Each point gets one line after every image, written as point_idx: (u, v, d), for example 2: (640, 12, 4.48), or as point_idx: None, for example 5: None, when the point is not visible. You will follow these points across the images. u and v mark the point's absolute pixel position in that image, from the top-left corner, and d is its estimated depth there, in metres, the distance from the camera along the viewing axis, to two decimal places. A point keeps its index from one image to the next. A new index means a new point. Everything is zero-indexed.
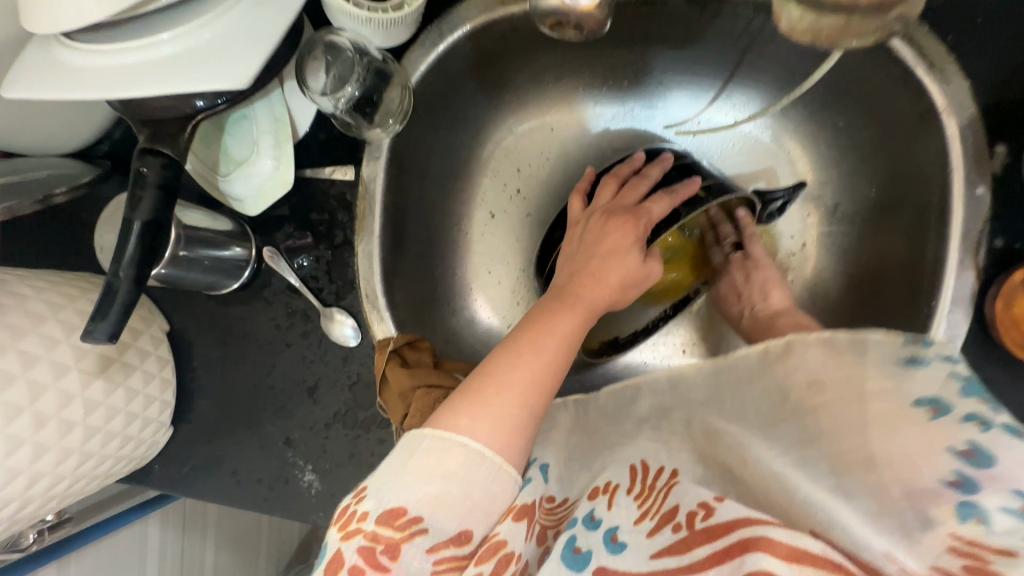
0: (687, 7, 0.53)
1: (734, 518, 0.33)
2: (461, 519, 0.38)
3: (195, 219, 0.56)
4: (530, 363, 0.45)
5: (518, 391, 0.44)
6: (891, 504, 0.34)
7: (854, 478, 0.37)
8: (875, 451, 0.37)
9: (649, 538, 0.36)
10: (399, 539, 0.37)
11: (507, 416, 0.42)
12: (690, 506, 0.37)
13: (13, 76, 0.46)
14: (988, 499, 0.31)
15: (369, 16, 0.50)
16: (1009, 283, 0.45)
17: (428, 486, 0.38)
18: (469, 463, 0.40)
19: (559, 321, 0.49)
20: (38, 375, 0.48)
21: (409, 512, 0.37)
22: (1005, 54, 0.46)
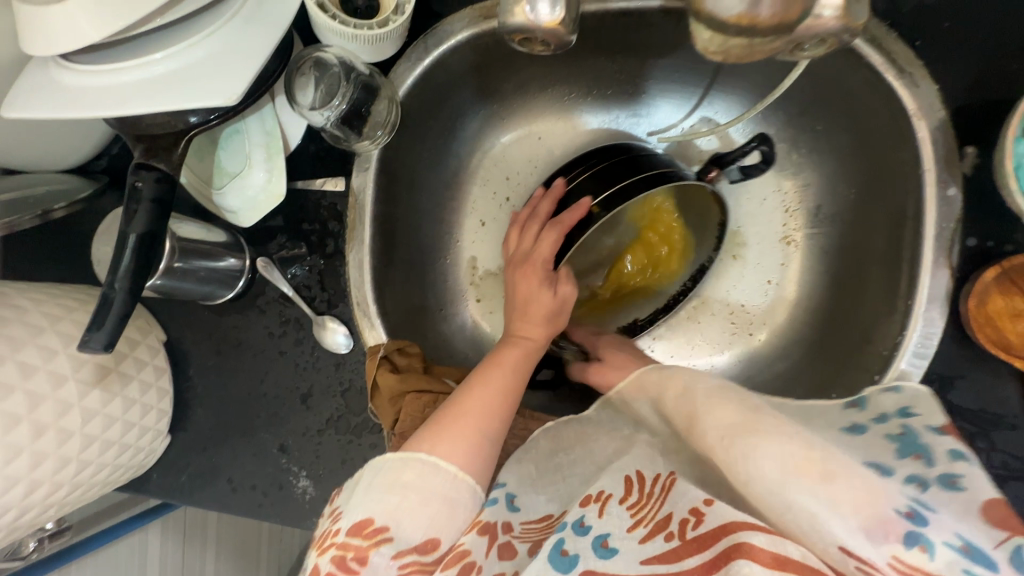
0: (664, 19, 0.54)
1: (722, 522, 0.33)
2: (426, 528, 0.41)
3: (189, 231, 0.58)
4: (480, 393, 0.49)
5: (472, 418, 0.47)
6: (849, 516, 0.31)
7: (812, 480, 0.33)
8: (833, 465, 0.34)
9: (640, 545, 0.36)
10: (366, 546, 0.39)
11: (464, 440, 0.46)
12: (683, 512, 0.36)
13: (13, 97, 0.48)
14: (934, 533, 0.31)
15: (355, 32, 0.52)
16: (982, 280, 0.46)
17: (391, 498, 0.41)
18: (429, 475, 0.43)
19: (504, 355, 0.53)
20: (36, 384, 0.49)
21: (375, 522, 0.40)
22: (972, 58, 0.47)
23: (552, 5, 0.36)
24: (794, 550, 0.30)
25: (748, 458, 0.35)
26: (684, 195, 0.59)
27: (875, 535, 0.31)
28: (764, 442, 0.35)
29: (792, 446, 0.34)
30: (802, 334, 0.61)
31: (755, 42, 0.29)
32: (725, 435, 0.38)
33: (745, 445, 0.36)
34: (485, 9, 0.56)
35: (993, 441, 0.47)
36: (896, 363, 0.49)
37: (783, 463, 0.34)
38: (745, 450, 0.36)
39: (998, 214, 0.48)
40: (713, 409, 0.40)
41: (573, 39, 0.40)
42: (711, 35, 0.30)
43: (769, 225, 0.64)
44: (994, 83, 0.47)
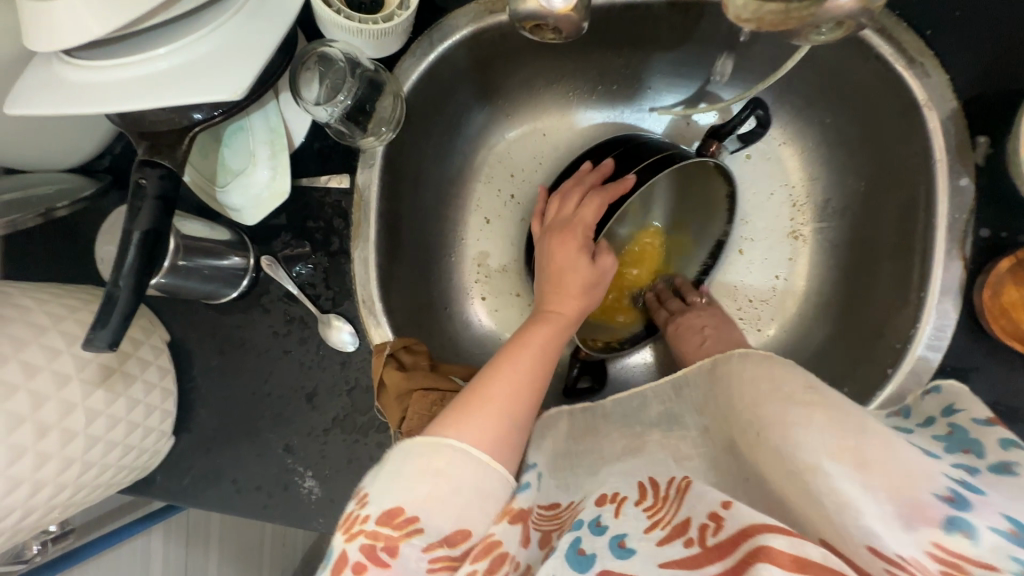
0: (671, 12, 0.54)
1: (742, 526, 0.31)
2: (456, 517, 0.39)
3: (193, 229, 0.57)
4: (510, 373, 0.48)
5: (499, 404, 0.46)
6: (885, 500, 0.30)
7: (849, 465, 0.32)
8: (867, 449, 0.33)
9: (660, 548, 0.34)
10: (397, 537, 0.37)
11: (494, 427, 0.45)
12: (701, 517, 0.34)
13: (15, 94, 0.48)
14: (978, 518, 0.29)
15: (360, 27, 0.52)
16: (997, 272, 0.45)
17: (424, 484, 0.39)
18: (458, 461, 0.41)
19: (531, 336, 0.52)
20: (40, 384, 0.49)
21: (406, 511, 0.38)
22: (983, 47, 0.47)
23: None
24: (816, 552, 0.28)
25: (793, 449, 0.35)
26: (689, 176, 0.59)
27: (913, 519, 0.29)
28: (803, 429, 0.35)
29: (823, 435, 0.34)
30: (811, 329, 0.61)
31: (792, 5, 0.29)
32: (763, 425, 0.39)
33: (787, 436, 0.36)
34: (490, 3, 0.55)
35: (1008, 434, 0.47)
36: (909, 356, 0.49)
37: (820, 451, 0.33)
38: (787, 442, 0.35)
39: (1011, 204, 0.47)
40: (757, 408, 0.39)
41: (585, 27, 0.39)
42: (744, 1, 0.30)
43: (777, 220, 0.64)
44: (1005, 73, 0.47)
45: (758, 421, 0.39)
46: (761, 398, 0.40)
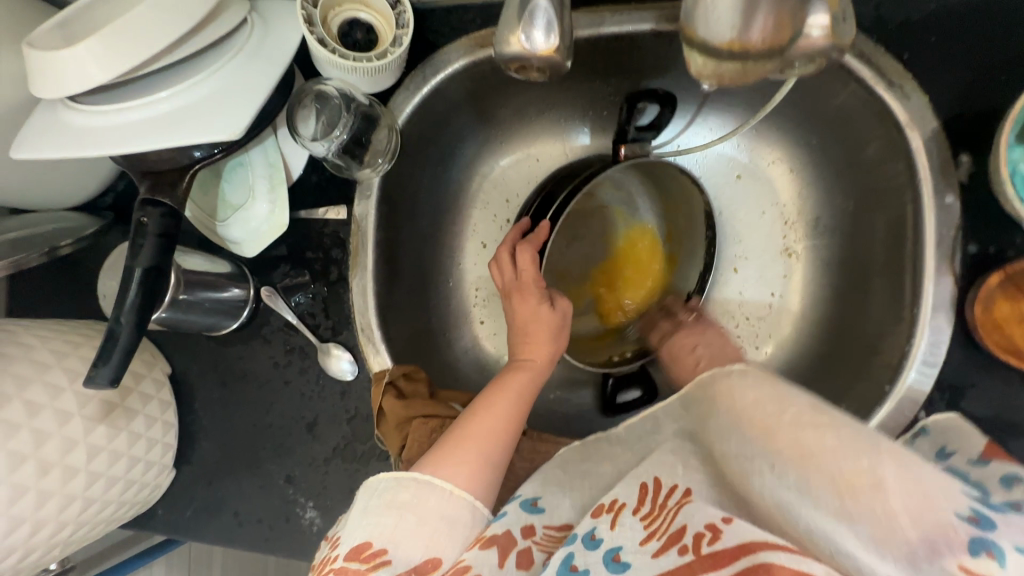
0: (655, 42, 0.56)
1: (740, 542, 0.32)
2: (425, 547, 0.40)
3: (195, 263, 0.58)
4: (484, 418, 0.50)
5: (475, 445, 0.47)
6: (905, 531, 0.31)
7: (860, 495, 0.33)
8: (884, 473, 0.33)
9: (654, 559, 0.34)
10: (363, 571, 0.38)
11: (468, 463, 0.46)
12: (697, 526, 0.35)
13: (20, 138, 0.49)
14: (1003, 539, 0.30)
15: (354, 65, 0.53)
16: (985, 287, 0.45)
17: (388, 518, 0.40)
18: (424, 495, 0.42)
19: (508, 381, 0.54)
20: (42, 422, 0.49)
21: (372, 545, 0.39)
22: (960, 69, 0.48)
23: (547, 33, 0.37)
24: (816, 568, 0.30)
25: (788, 484, 0.36)
26: (660, 177, 0.62)
27: (939, 548, 0.30)
28: (801, 466, 0.36)
29: (846, 458, 0.35)
30: (810, 346, 0.61)
31: (748, 63, 0.36)
32: (757, 456, 0.38)
33: (778, 472, 0.36)
34: (480, 37, 0.57)
35: (1010, 450, 0.46)
36: (905, 372, 0.48)
37: (830, 480, 0.34)
38: (782, 477, 0.36)
39: (997, 220, 0.48)
40: (746, 437, 0.39)
41: (569, 65, 0.41)
42: (704, 61, 0.38)
43: (770, 238, 0.64)
44: (983, 92, 0.48)
45: (746, 451, 0.39)
46: (753, 429, 0.39)
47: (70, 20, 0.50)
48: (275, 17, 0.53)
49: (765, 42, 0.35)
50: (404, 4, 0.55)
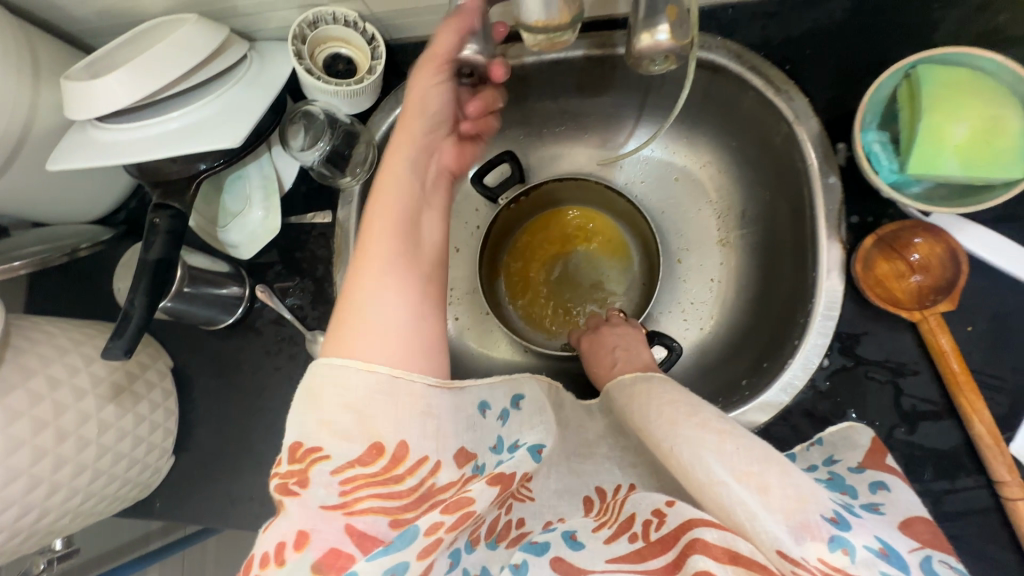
0: (589, 64, 0.66)
1: (681, 522, 0.41)
2: (364, 438, 0.39)
3: (198, 262, 0.67)
4: (386, 267, 0.46)
5: (376, 268, 0.46)
6: (780, 518, 0.38)
7: (752, 486, 0.40)
8: (770, 476, 0.40)
9: (607, 544, 0.44)
10: (303, 468, 0.38)
11: (384, 289, 0.45)
12: (645, 514, 0.45)
13: (55, 154, 0.58)
14: (856, 537, 0.37)
15: (337, 88, 0.63)
16: (864, 248, 0.54)
17: (321, 416, 0.40)
18: (352, 381, 0.41)
19: (395, 202, 0.49)
20: (62, 396, 0.55)
21: (306, 442, 0.39)
22: (834, 75, 0.58)
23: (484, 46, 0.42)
24: (744, 546, 0.37)
25: (696, 459, 0.42)
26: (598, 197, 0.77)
27: (803, 534, 0.37)
28: (711, 455, 0.42)
29: (740, 459, 0.41)
30: (742, 320, 0.68)
31: None
32: (675, 436, 0.45)
33: (692, 448, 0.43)
34: None
35: (901, 387, 0.54)
36: (812, 324, 0.56)
37: (729, 471, 0.41)
38: (693, 458, 0.42)
39: (874, 193, 0.57)
40: (666, 426, 0.46)
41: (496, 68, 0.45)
42: None
43: (706, 230, 0.74)
44: (854, 92, 0.58)
45: (667, 436, 0.45)
46: (671, 427, 0.45)
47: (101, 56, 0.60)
48: (273, 55, 0.64)
49: None
50: (379, 42, 0.66)
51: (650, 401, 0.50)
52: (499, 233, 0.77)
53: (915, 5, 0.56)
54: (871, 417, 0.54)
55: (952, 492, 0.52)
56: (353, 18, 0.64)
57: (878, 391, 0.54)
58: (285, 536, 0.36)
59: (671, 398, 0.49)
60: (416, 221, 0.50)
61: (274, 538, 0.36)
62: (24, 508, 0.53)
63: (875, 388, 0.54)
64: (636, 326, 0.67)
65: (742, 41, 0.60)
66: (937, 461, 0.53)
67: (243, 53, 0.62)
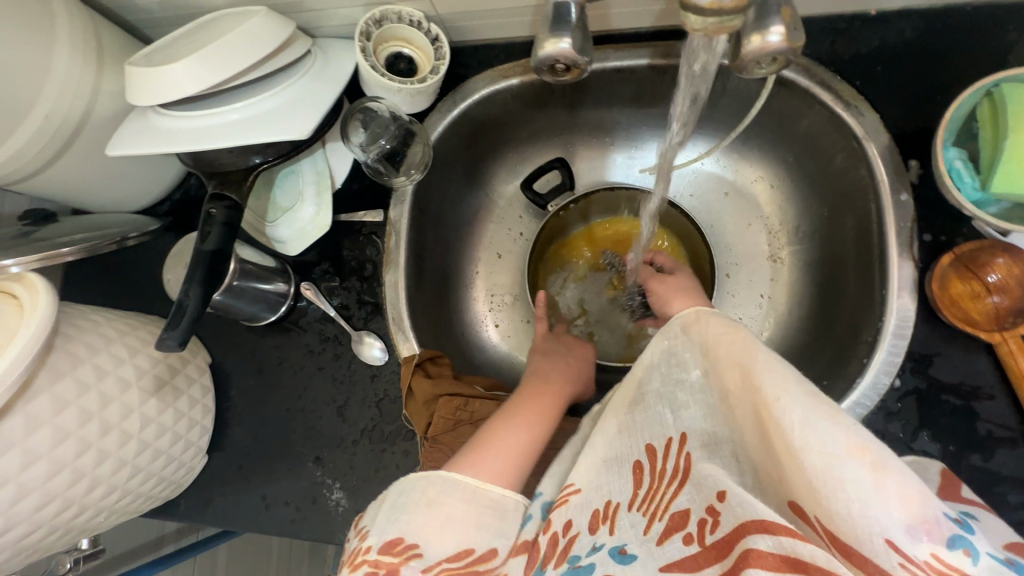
0: (651, 72, 0.65)
1: (737, 524, 0.35)
2: (455, 540, 0.42)
3: (250, 255, 0.65)
4: (517, 424, 0.53)
5: (517, 429, 0.52)
6: (896, 511, 0.31)
7: (868, 470, 0.33)
8: (889, 461, 0.33)
9: (660, 546, 0.39)
10: (398, 563, 0.40)
11: (514, 444, 0.50)
12: (700, 511, 0.39)
13: (116, 138, 0.58)
14: (980, 543, 0.31)
15: (400, 86, 0.62)
16: (940, 267, 0.54)
17: (419, 515, 0.42)
18: (453, 492, 0.44)
19: (541, 386, 0.59)
20: (107, 387, 0.53)
21: (405, 539, 0.41)
22: (904, 92, 0.58)
23: (586, 49, 0.41)
24: (809, 548, 0.32)
25: (806, 425, 0.35)
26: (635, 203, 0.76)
27: (917, 531, 0.31)
28: (829, 423, 0.34)
29: (855, 435, 0.34)
30: (798, 338, 0.67)
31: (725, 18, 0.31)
32: (784, 391, 0.36)
33: (805, 411, 0.35)
34: (503, 70, 0.67)
35: (976, 411, 0.53)
36: (881, 344, 0.54)
37: (841, 446, 0.33)
38: (804, 421, 0.35)
39: (946, 211, 0.56)
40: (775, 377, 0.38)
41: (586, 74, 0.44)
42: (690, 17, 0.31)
43: (756, 246, 0.72)
44: (924, 110, 0.58)
45: (773, 390, 0.37)
46: (781, 380, 0.37)
47: (166, 44, 0.59)
48: (335, 52, 0.64)
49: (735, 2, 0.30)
50: (442, 42, 0.65)
51: (737, 348, 0.41)
52: (545, 239, 0.76)
53: (989, 25, 0.56)
54: (944, 439, 0.53)
55: None
56: (418, 18, 0.64)
57: (952, 414, 0.53)
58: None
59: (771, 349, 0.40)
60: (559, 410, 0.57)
61: None
62: (64, 503, 0.50)
63: (949, 410, 0.53)
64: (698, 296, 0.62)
65: (810, 55, 0.59)
66: (1017, 490, 0.51)
67: (308, 48, 0.61)
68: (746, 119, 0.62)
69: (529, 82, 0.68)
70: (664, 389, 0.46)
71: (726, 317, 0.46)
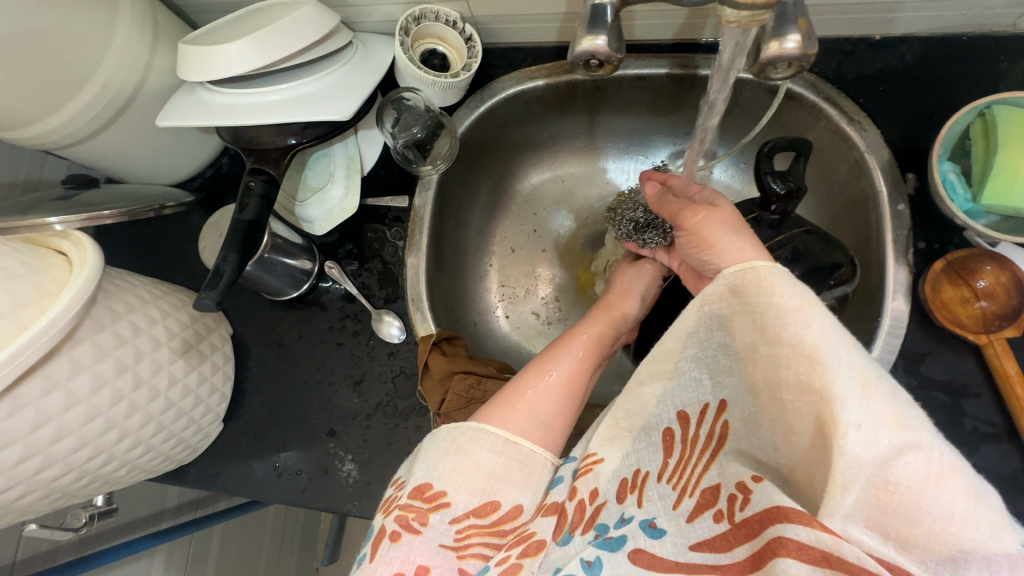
0: (669, 80, 0.70)
1: (768, 507, 0.36)
2: (482, 493, 0.44)
3: (281, 229, 0.68)
4: (549, 377, 0.52)
5: (552, 383, 0.52)
6: (959, 541, 0.32)
7: (940, 503, 0.32)
8: (963, 496, 0.33)
9: (688, 524, 0.41)
10: (427, 509, 0.43)
11: (547, 399, 0.50)
12: (730, 487, 0.40)
13: (167, 112, 0.61)
14: None
15: (435, 79, 0.66)
16: (931, 272, 0.58)
17: (448, 463, 0.45)
18: (482, 442, 0.46)
19: (577, 334, 0.57)
20: (141, 343, 0.55)
21: (435, 486, 0.44)
22: (903, 111, 0.63)
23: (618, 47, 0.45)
24: (849, 550, 0.31)
25: (871, 454, 0.33)
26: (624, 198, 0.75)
27: (973, 559, 0.32)
28: (912, 450, 0.33)
29: (919, 466, 0.33)
30: None
31: (758, 15, 0.35)
32: (858, 419, 0.34)
33: (873, 440, 0.33)
34: (530, 72, 0.71)
35: (964, 409, 0.56)
36: (878, 340, 0.57)
37: (922, 475, 0.33)
38: (887, 447, 0.33)
39: (940, 222, 0.60)
40: (855, 390, 0.35)
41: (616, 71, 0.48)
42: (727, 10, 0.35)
43: None
44: (922, 129, 0.62)
45: (854, 407, 0.34)
46: (860, 407, 0.34)
47: (217, 28, 0.63)
48: (374, 45, 0.68)
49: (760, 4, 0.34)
50: (475, 41, 0.69)
51: (814, 333, 0.37)
52: None
53: (982, 54, 0.61)
54: None
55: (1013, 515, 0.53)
56: (454, 18, 0.68)
57: (941, 411, 0.56)
58: (401, 567, 0.41)
59: (850, 345, 0.36)
60: (599, 356, 0.57)
61: (391, 566, 0.41)
62: (94, 450, 0.53)
63: (938, 407, 0.56)
64: (752, 237, 0.47)
65: (818, 73, 0.64)
66: (999, 484, 0.54)
67: (349, 39, 0.65)
68: (759, 126, 0.64)
69: (554, 84, 0.72)
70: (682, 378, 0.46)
71: (801, 286, 0.39)
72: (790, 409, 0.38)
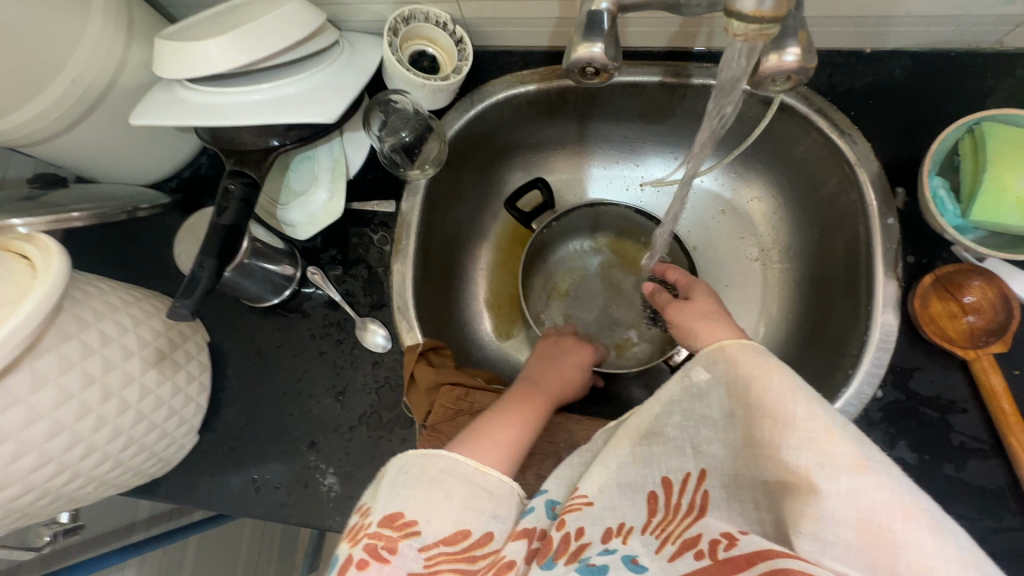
0: (662, 88, 0.69)
1: (756, 549, 0.35)
2: (454, 521, 0.42)
3: (262, 234, 0.65)
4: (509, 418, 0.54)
5: (513, 421, 0.53)
6: None
7: (908, 544, 0.32)
8: (934, 534, 0.32)
9: (671, 563, 0.38)
10: (396, 537, 0.41)
11: (508, 432, 0.52)
12: (713, 534, 0.38)
13: (144, 110, 0.58)
14: None
15: (424, 82, 0.64)
16: (922, 287, 0.58)
17: (418, 492, 0.43)
18: (450, 471, 0.45)
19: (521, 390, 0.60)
20: (110, 353, 0.53)
21: (406, 514, 0.42)
22: (894, 125, 0.63)
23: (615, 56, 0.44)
24: None
25: (830, 491, 0.34)
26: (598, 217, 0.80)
27: None
28: (872, 486, 0.34)
29: (883, 503, 0.33)
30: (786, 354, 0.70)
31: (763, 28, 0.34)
32: (808, 460, 0.36)
33: (829, 479, 0.34)
34: (522, 76, 0.70)
35: (950, 424, 0.56)
36: (865, 357, 0.58)
37: (888, 510, 0.33)
38: (845, 484, 0.34)
39: (929, 237, 0.60)
40: (804, 430, 0.37)
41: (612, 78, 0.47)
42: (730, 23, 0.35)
43: (743, 257, 0.76)
44: (911, 143, 0.62)
45: (800, 446, 0.36)
46: (811, 446, 0.36)
47: (197, 23, 0.60)
48: (361, 45, 0.66)
49: (765, 15, 0.33)
50: (466, 44, 0.68)
51: (772, 393, 0.39)
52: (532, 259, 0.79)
53: (972, 70, 0.62)
54: (919, 449, 0.56)
55: (998, 530, 0.54)
56: (444, 20, 0.66)
57: (928, 426, 0.56)
58: None
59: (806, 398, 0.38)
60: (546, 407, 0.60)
61: None
62: (58, 467, 0.50)
63: (926, 422, 0.56)
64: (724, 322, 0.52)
65: (812, 86, 0.64)
66: (984, 500, 0.54)
67: (336, 38, 0.63)
68: (749, 140, 0.64)
69: (545, 90, 0.71)
70: (676, 394, 0.45)
71: (765, 356, 0.42)
72: (788, 431, 0.37)
